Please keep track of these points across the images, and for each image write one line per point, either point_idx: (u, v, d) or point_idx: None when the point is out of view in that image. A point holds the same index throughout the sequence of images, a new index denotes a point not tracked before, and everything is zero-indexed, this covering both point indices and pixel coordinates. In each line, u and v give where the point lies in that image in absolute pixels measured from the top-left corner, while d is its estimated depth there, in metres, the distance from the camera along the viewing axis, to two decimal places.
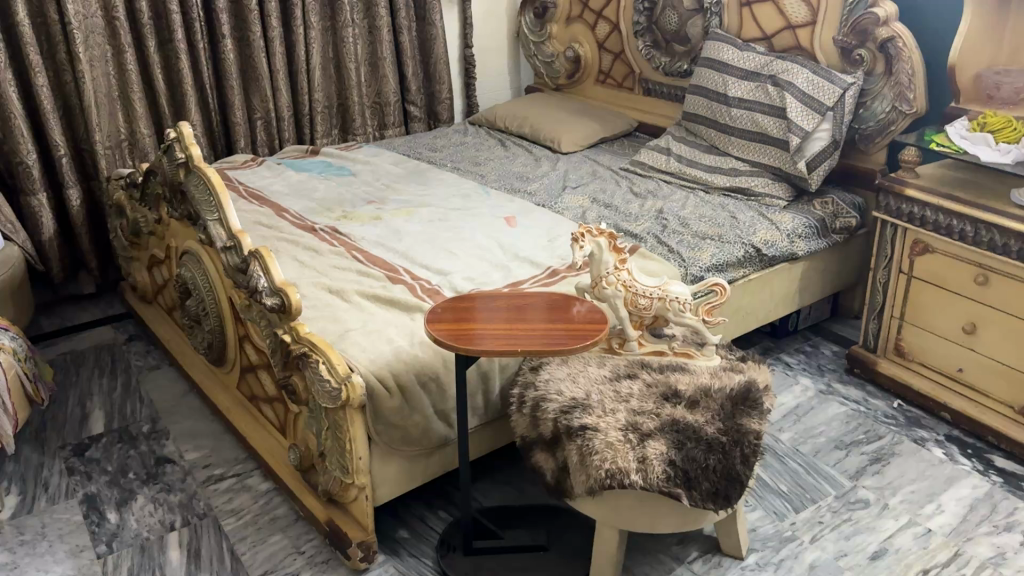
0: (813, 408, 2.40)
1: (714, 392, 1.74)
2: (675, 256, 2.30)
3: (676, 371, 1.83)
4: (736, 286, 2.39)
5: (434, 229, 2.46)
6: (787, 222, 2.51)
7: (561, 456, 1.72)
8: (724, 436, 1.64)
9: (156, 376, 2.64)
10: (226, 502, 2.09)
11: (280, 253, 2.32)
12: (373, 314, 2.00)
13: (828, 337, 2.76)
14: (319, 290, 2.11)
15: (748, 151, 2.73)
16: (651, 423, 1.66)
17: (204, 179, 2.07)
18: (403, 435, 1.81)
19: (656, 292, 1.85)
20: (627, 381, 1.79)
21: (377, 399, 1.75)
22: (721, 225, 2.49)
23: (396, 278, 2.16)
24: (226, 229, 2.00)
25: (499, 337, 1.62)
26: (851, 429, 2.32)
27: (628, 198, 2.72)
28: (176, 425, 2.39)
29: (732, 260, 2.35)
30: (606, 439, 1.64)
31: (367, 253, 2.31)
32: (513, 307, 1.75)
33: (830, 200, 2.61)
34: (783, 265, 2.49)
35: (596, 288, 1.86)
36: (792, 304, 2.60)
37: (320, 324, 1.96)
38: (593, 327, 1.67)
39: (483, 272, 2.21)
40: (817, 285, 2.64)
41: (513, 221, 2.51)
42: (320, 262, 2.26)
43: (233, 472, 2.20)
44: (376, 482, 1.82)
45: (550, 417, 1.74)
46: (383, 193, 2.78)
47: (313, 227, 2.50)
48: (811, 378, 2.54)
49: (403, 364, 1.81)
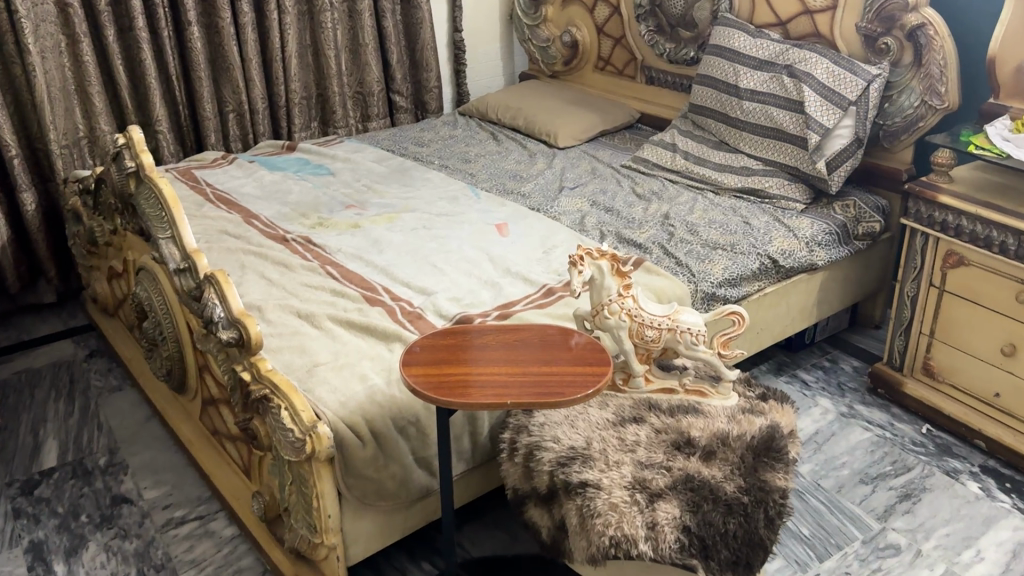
0: (834, 435, 2.19)
1: (733, 440, 1.53)
2: (683, 270, 2.08)
3: (688, 413, 1.60)
4: (750, 302, 2.17)
5: (417, 240, 2.24)
6: (805, 228, 2.29)
7: (558, 514, 1.51)
8: (745, 496, 1.43)
9: (115, 398, 2.42)
10: (186, 551, 1.89)
11: (246, 269, 2.10)
12: (346, 344, 1.78)
13: (848, 351, 2.54)
14: (286, 315, 1.89)
15: (761, 148, 2.50)
16: (661, 481, 1.45)
17: (155, 192, 1.86)
18: (378, 488, 1.59)
19: (665, 323, 1.63)
20: (633, 426, 1.58)
21: (348, 449, 1.54)
22: (734, 232, 2.27)
23: (374, 300, 1.93)
24: (180, 248, 1.79)
25: (484, 387, 1.39)
26: (876, 459, 2.11)
27: (631, 200, 2.49)
28: (135, 457, 2.18)
29: (747, 273, 2.13)
30: (609, 500, 1.43)
31: (342, 269, 2.09)
32: (504, 345, 1.51)
33: (852, 203, 2.39)
34: (801, 276, 2.27)
35: (597, 317, 1.64)
36: (810, 318, 2.38)
37: (285, 356, 1.74)
38: (594, 370, 1.44)
39: (471, 290, 1.98)
40: (837, 296, 2.42)
41: (504, 229, 2.29)
42: (289, 279, 2.04)
43: (195, 515, 1.99)
44: (348, 541, 1.61)
45: (546, 470, 1.53)
46: (363, 195, 2.55)
47: (283, 237, 2.27)
48: (831, 400, 2.33)
49: (377, 407, 1.59)
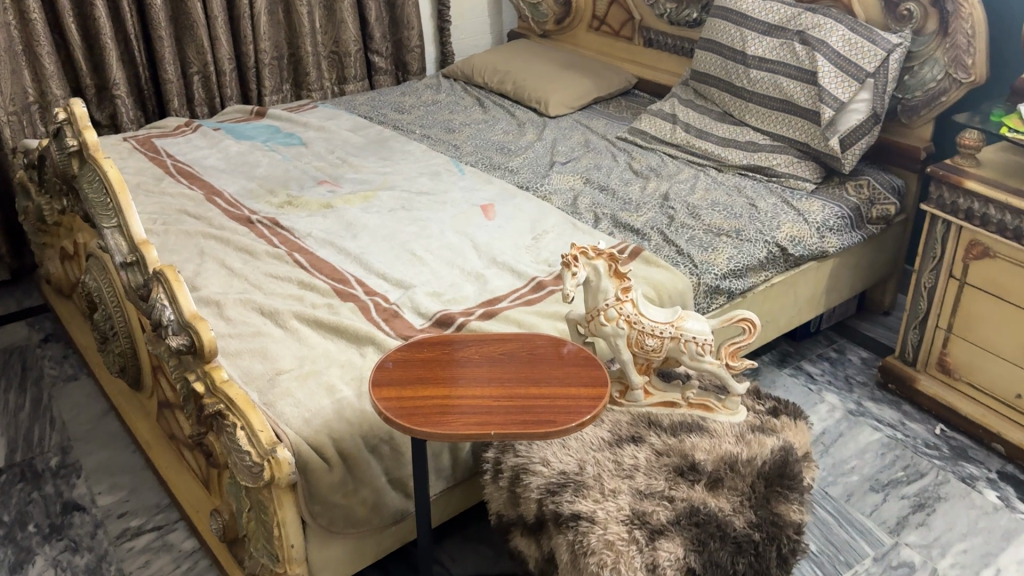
0: (842, 436, 2.05)
1: (743, 465, 1.38)
2: (685, 260, 1.91)
3: (692, 432, 1.44)
4: (756, 293, 2.00)
5: (395, 223, 2.05)
6: (815, 212, 2.12)
7: (547, 546, 1.36)
8: (756, 533, 1.29)
9: (70, 390, 2.24)
10: (142, 567, 1.74)
11: (206, 256, 1.91)
12: (313, 347, 1.60)
13: (855, 340, 2.39)
14: (247, 311, 1.71)
15: (768, 122, 2.31)
16: (662, 515, 1.30)
17: (100, 175, 1.67)
18: (347, 514, 1.43)
19: (668, 331, 1.46)
20: (631, 447, 1.42)
21: (313, 474, 1.37)
22: (739, 216, 2.10)
23: (346, 295, 1.76)
24: (127, 239, 1.61)
25: (465, 414, 1.22)
26: (887, 464, 1.97)
27: (627, 178, 2.31)
28: (89, 457, 2.02)
29: (753, 264, 1.96)
30: (605, 536, 1.27)
31: (311, 256, 1.90)
32: (488, 360, 1.34)
33: (865, 183, 2.21)
34: (810, 264, 2.10)
35: (592, 323, 1.47)
36: (817, 308, 2.22)
37: (244, 361, 1.57)
38: (590, 391, 1.27)
39: (453, 283, 1.80)
40: (847, 284, 2.26)
41: (490, 211, 2.11)
42: (253, 269, 1.86)
43: (153, 525, 1.83)
44: (315, 570, 1.46)
45: (534, 498, 1.37)
46: (338, 169, 2.36)
47: (248, 218, 2.08)
48: (838, 396, 2.18)
49: (346, 425, 1.43)
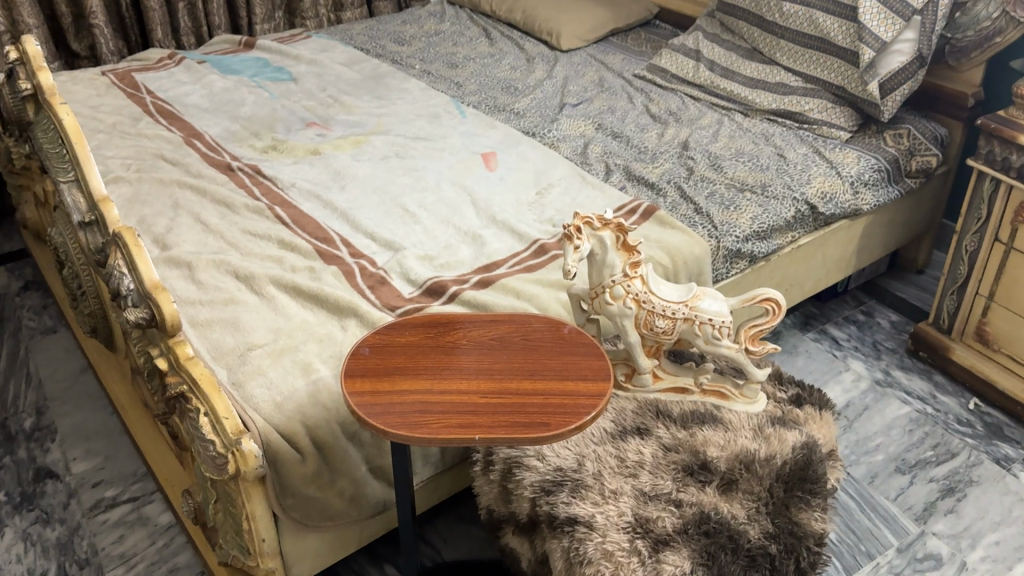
0: (868, 409, 1.90)
1: (761, 465, 1.24)
2: (703, 221, 1.74)
3: (704, 424, 1.30)
4: (781, 256, 1.83)
5: (387, 174, 1.89)
6: (849, 165, 1.93)
7: (541, 548, 1.24)
8: (773, 545, 1.15)
9: (49, 343, 2.13)
10: (116, 542, 1.64)
11: (180, 209, 1.76)
12: (290, 318, 1.46)
13: (884, 302, 2.23)
14: (221, 275, 1.57)
15: (800, 62, 2.10)
16: (667, 522, 1.17)
17: (55, 122, 1.52)
18: (324, 507, 1.31)
19: (681, 312, 1.30)
20: (636, 440, 1.28)
21: (285, 465, 1.25)
22: (765, 169, 1.92)
23: (329, 257, 1.61)
24: (85, 195, 1.46)
25: (448, 413, 1.08)
26: (916, 442, 1.83)
27: (643, 123, 2.13)
28: (64, 419, 1.91)
29: (780, 224, 1.78)
30: (603, 546, 1.15)
31: (293, 211, 1.75)
32: (478, 347, 1.19)
33: (905, 132, 2.01)
34: (841, 223, 1.92)
35: (596, 300, 1.32)
36: (847, 269, 2.04)
37: (214, 333, 1.43)
38: (591, 388, 1.12)
39: (446, 246, 1.65)
40: (880, 242, 2.08)
41: (491, 161, 1.94)
42: (230, 225, 1.71)
43: (128, 496, 1.73)
44: (290, 562, 1.34)
45: (527, 496, 1.24)
46: (329, 110, 2.19)
47: (228, 165, 1.92)
48: (864, 364, 2.03)
49: (322, 410, 1.30)
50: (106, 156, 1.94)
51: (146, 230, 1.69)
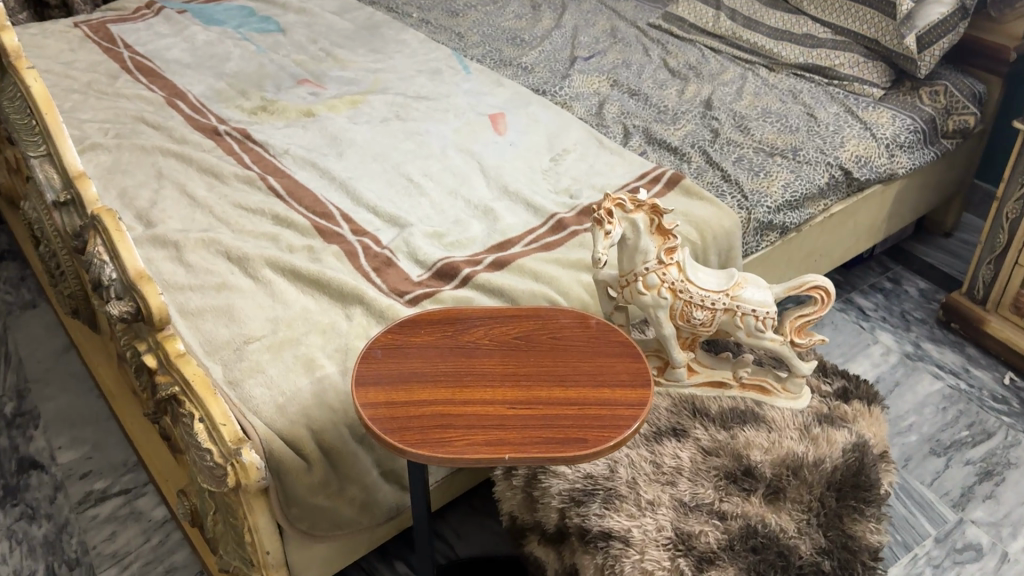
0: (899, 386, 1.81)
1: (810, 470, 1.14)
2: (732, 190, 1.61)
3: (746, 424, 1.20)
4: (812, 225, 1.71)
5: (389, 138, 1.75)
6: (884, 125, 1.80)
7: (570, 561, 1.15)
8: (826, 561, 1.06)
9: (28, 319, 2.00)
10: (107, 540, 1.54)
11: (164, 180, 1.62)
12: (289, 305, 1.34)
13: (911, 268, 2.13)
14: (213, 256, 1.44)
15: (830, 11, 1.96)
16: (711, 537, 1.07)
17: (21, 88, 1.37)
18: (333, 516, 1.21)
19: (722, 302, 1.18)
20: (672, 443, 1.18)
21: (289, 474, 1.14)
22: (794, 130, 1.78)
23: (330, 234, 1.48)
24: (58, 170, 1.32)
25: (472, 428, 0.97)
26: (950, 421, 1.74)
27: (662, 79, 1.99)
28: (47, 404, 1.79)
29: (812, 192, 1.66)
30: (642, 564, 1.05)
31: (288, 181, 1.62)
32: (501, 348, 1.08)
33: (942, 88, 1.87)
34: (875, 188, 1.80)
35: (627, 290, 1.20)
36: (877, 235, 1.93)
37: (207, 323, 1.31)
38: (628, 396, 1.01)
39: (457, 221, 1.52)
40: (911, 207, 1.96)
41: (500, 124, 1.80)
42: (220, 198, 1.57)
43: (119, 488, 1.62)
44: (297, 572, 1.25)
45: (555, 506, 1.14)
46: (321, 66, 2.03)
47: (214, 129, 1.77)
48: (893, 336, 1.93)
49: (328, 413, 1.19)
50: (81, 119, 1.78)
51: (127, 205, 1.56)
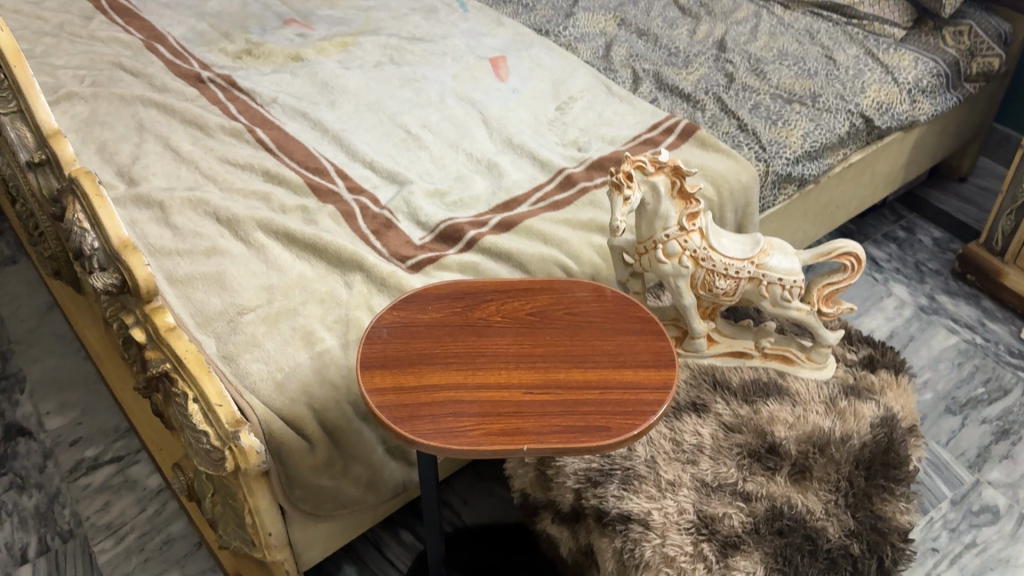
0: (914, 340, 1.76)
1: (837, 447, 1.09)
2: (749, 140, 1.53)
3: (768, 397, 1.15)
4: (831, 176, 1.63)
5: (383, 85, 1.65)
6: (906, 69, 1.70)
7: (585, 541, 1.10)
8: (855, 544, 1.01)
9: (7, 275, 1.91)
10: (101, 510, 1.49)
11: (145, 133, 1.52)
12: (285, 271, 1.27)
13: (925, 215, 2.06)
14: (201, 217, 1.36)
15: None
16: (735, 520, 1.02)
17: None
18: (337, 495, 1.16)
19: (746, 271, 1.12)
20: (692, 419, 1.12)
21: (290, 456, 1.08)
22: (813, 75, 1.69)
23: (325, 193, 1.40)
24: (31, 128, 1.22)
25: (486, 416, 0.90)
26: (966, 377, 1.69)
27: (671, 17, 1.89)
28: (32, 367, 1.72)
29: (832, 141, 1.57)
30: (663, 549, 1.00)
31: (277, 133, 1.52)
32: (514, 326, 1.01)
33: (967, 28, 1.77)
34: (895, 136, 1.71)
35: (646, 257, 1.13)
36: (893, 184, 1.86)
37: (197, 292, 1.23)
38: (652, 378, 0.95)
39: (459, 177, 1.44)
40: (929, 153, 1.88)
41: (502, 69, 1.70)
42: (206, 153, 1.48)
43: (111, 456, 1.57)
44: (301, 550, 1.20)
45: (570, 486, 1.09)
46: (309, 5, 1.91)
47: (197, 75, 1.66)
48: (906, 288, 1.88)
49: (330, 390, 1.12)
50: (54, 65, 1.67)
51: (108, 161, 1.46)
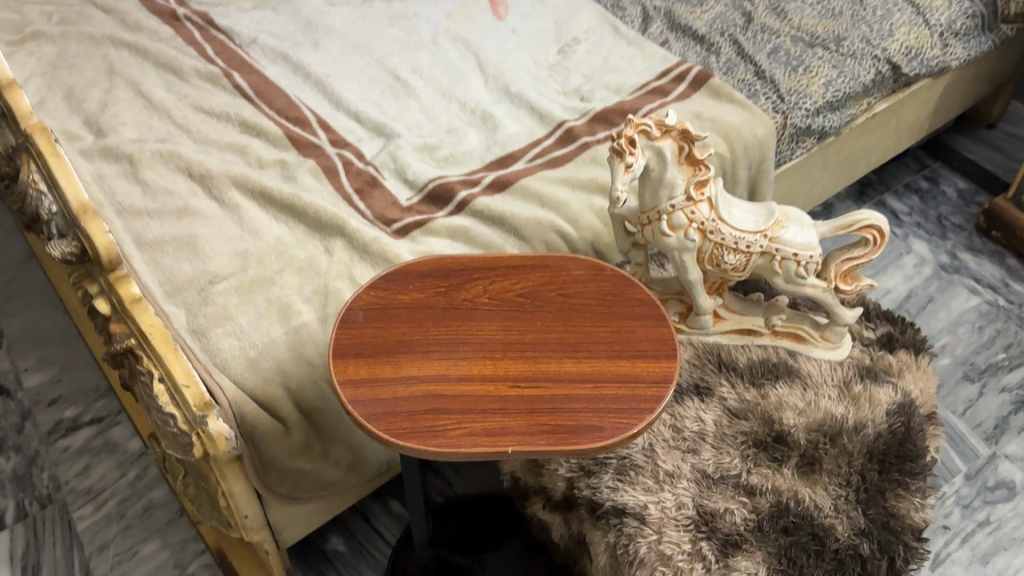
0: (933, 301, 1.67)
1: (849, 437, 1.01)
2: (766, 89, 1.42)
3: (778, 380, 1.07)
4: (853, 127, 1.52)
5: (372, 24, 1.53)
6: (939, 9, 1.57)
7: (577, 530, 1.04)
8: (866, 544, 0.95)
9: None
10: (80, 475, 1.44)
11: (115, 77, 1.41)
12: (260, 234, 1.18)
13: (950, 165, 1.95)
14: (173, 172, 1.26)
15: None
16: (738, 516, 0.95)
17: None
18: (317, 477, 1.10)
19: (759, 246, 1.02)
20: (694, 404, 1.05)
21: (265, 439, 1.02)
22: (837, 15, 1.56)
23: (306, 147, 1.30)
24: None
25: (468, 414, 0.83)
26: (987, 342, 1.60)
27: None
28: (10, 321, 1.65)
29: (857, 90, 1.45)
30: (659, 546, 0.93)
31: (257, 78, 1.41)
32: (503, 309, 0.93)
33: None
34: (924, 83, 1.59)
35: (649, 228, 1.03)
36: (918, 133, 1.74)
37: (167, 258, 1.15)
38: (652, 371, 0.87)
39: (451, 130, 1.34)
40: (958, 100, 1.76)
41: (500, 7, 1.57)
42: (180, 100, 1.38)
43: (91, 417, 1.51)
44: (280, 530, 1.15)
45: (562, 474, 1.03)
46: None
47: (172, 12, 1.54)
48: (927, 244, 1.78)
49: (307, 368, 1.05)
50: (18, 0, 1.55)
51: (75, 109, 1.36)
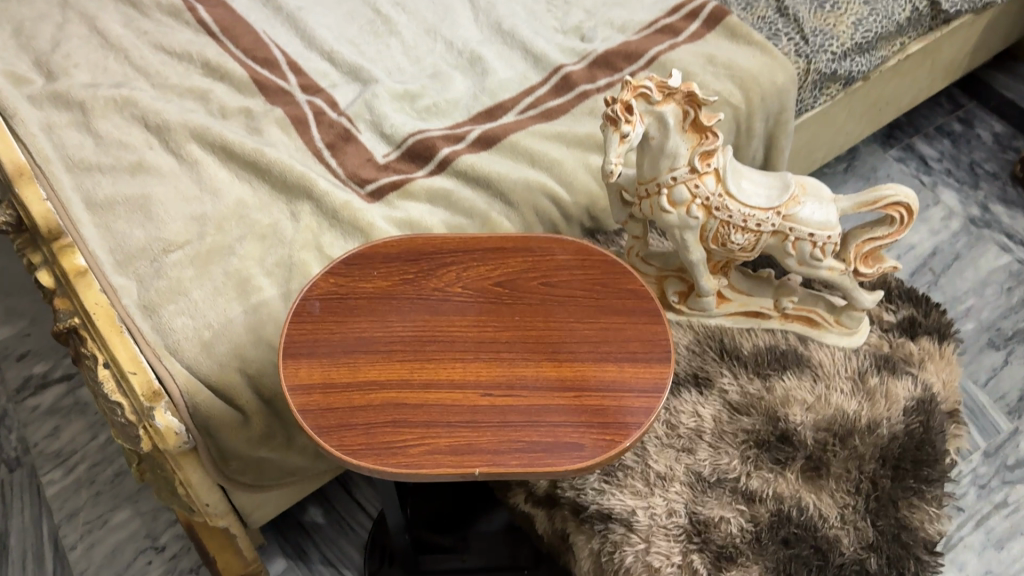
0: (960, 259, 1.55)
1: (861, 438, 0.92)
2: (789, 29, 1.27)
3: (784, 371, 0.98)
4: (883, 70, 1.37)
5: None
6: None
7: (560, 528, 0.96)
8: (873, 559, 0.87)
9: None
10: (49, 437, 1.37)
11: (69, 9, 1.28)
12: (221, 194, 1.07)
13: (986, 105, 1.79)
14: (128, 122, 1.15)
15: None
16: (735, 527, 0.86)
17: None
18: (283, 463, 1.03)
19: (771, 225, 0.91)
20: (691, 397, 0.96)
21: (222, 428, 0.93)
22: None
23: (275, 93, 1.18)
24: None
25: (433, 426, 0.73)
26: (1017, 306, 1.49)
27: None
28: None
29: (890, 30, 1.29)
30: (646, 557, 0.85)
31: (223, 11, 1.28)
32: (479, 300, 0.82)
33: None
34: (965, 20, 1.42)
35: (647, 202, 0.92)
36: (955, 73, 1.58)
37: (118, 221, 1.04)
38: (642, 378, 0.77)
39: (435, 74, 1.21)
40: (1001, 36, 1.59)
41: None
42: (139, 37, 1.25)
43: (62, 374, 1.44)
44: (248, 513, 1.09)
45: None
46: None
47: None
48: (956, 194, 1.65)
49: (267, 351, 0.96)
50: None
51: (23, 46, 1.23)
